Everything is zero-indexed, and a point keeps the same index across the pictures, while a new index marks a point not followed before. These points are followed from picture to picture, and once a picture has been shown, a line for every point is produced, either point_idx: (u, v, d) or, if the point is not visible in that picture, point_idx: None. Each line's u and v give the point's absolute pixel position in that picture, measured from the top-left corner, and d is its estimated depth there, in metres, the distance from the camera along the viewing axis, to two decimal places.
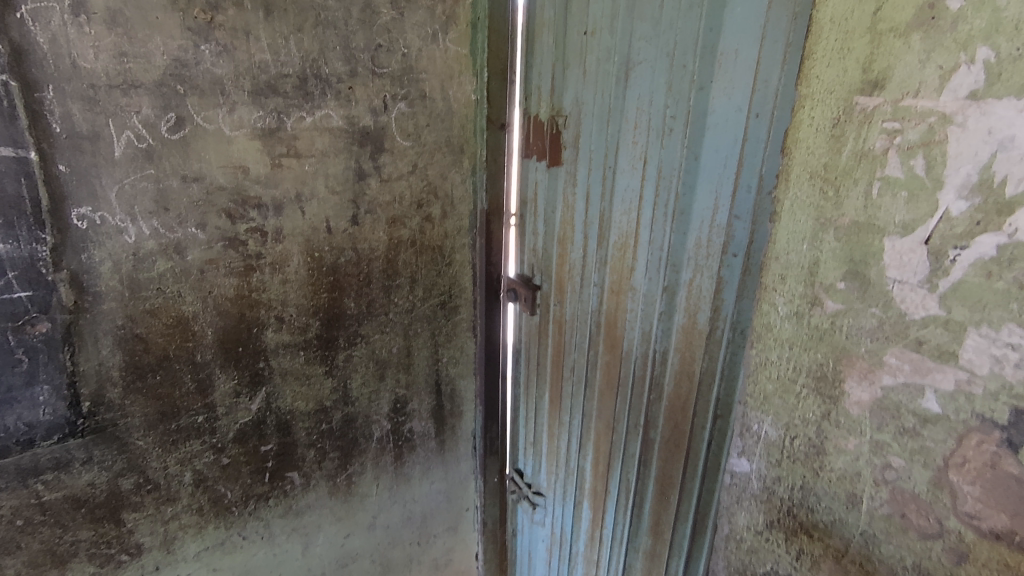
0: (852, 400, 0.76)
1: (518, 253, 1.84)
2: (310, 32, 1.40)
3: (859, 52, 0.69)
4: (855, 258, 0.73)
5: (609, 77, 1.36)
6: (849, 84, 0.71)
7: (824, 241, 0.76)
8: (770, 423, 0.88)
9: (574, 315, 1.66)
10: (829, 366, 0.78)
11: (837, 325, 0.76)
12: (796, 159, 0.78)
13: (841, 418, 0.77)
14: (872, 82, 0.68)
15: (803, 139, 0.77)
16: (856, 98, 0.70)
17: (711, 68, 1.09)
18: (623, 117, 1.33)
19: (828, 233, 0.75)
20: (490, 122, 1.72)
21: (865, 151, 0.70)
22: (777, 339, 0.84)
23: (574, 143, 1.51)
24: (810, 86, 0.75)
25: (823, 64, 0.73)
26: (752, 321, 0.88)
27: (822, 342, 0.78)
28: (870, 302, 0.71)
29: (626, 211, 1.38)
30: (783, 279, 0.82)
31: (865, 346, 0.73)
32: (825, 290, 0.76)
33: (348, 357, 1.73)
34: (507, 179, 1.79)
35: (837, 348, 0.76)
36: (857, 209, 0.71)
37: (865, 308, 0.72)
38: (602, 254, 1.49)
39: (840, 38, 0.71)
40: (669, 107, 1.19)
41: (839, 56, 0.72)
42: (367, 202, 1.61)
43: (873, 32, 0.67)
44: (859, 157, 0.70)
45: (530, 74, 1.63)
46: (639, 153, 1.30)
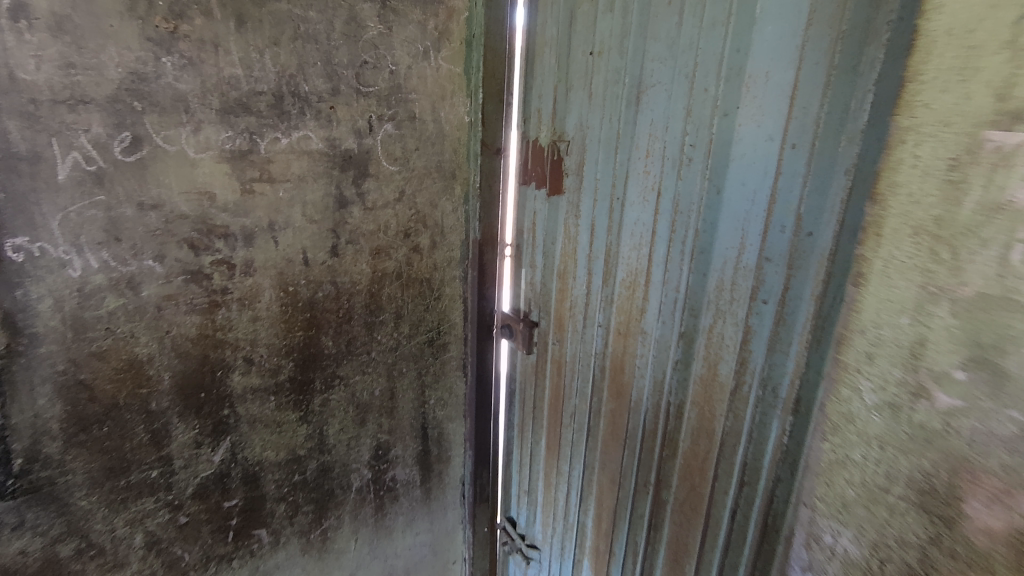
0: (975, 528, 0.55)
1: (513, 286, 1.71)
2: (288, 46, 1.26)
3: (991, 73, 0.51)
4: (982, 341, 0.53)
5: (618, 100, 1.24)
6: (974, 113, 0.53)
7: (933, 314, 0.57)
8: (849, 538, 0.69)
9: (576, 356, 1.52)
10: (938, 480, 0.58)
11: (953, 427, 0.56)
12: (893, 209, 0.61)
13: (955, 549, 0.57)
14: (1012, 113, 0.50)
15: (902, 184, 0.59)
16: (987, 133, 0.52)
17: (738, 92, 0.97)
18: (633, 144, 1.21)
19: (939, 304, 0.57)
20: (485, 146, 1.59)
21: (1000, 204, 0.51)
22: (860, 433, 0.66)
23: (578, 170, 1.39)
24: (914, 116, 0.58)
25: (934, 88, 0.56)
26: (826, 406, 0.71)
27: (929, 446, 0.59)
28: (1008, 404, 0.52)
29: (636, 246, 1.25)
30: (872, 360, 0.65)
31: (998, 460, 0.53)
32: (933, 378, 0.58)
33: (325, 402, 1.57)
34: (501, 206, 1.66)
35: (951, 456, 0.57)
36: (986, 277, 0.53)
37: (996, 409, 0.53)
38: (608, 292, 1.36)
39: (960, 53, 0.54)
40: (688, 134, 1.07)
41: (958, 78, 0.54)
42: (349, 231, 1.46)
43: (1015, 45, 0.49)
44: (990, 213, 0.52)
45: (528, 95, 1.51)
46: (652, 183, 1.17)
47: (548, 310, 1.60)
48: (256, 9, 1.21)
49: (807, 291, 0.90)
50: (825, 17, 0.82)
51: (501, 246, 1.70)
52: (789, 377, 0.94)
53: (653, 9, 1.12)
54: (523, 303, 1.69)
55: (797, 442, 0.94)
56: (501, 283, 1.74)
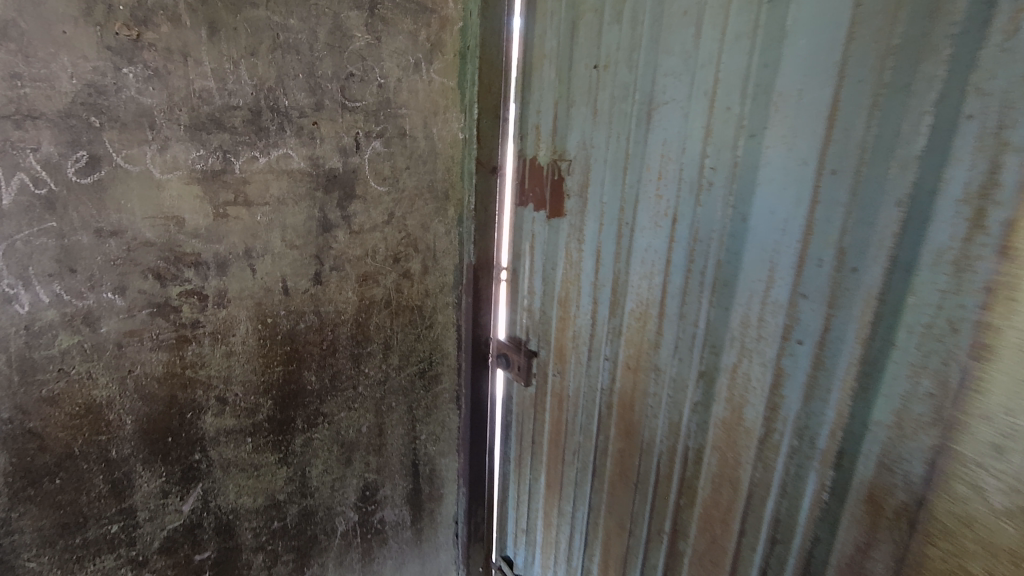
0: None
1: (510, 313, 1.60)
2: (266, 57, 1.15)
3: None
4: None
5: (626, 117, 1.14)
6: None
7: None
8: None
9: (580, 390, 1.42)
10: None
11: None
12: None
13: None
14: None
15: None
16: None
17: (766, 111, 0.88)
18: (644, 165, 1.11)
19: None
20: (480, 165, 1.48)
21: None
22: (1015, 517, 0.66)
23: (581, 192, 1.29)
24: None
25: None
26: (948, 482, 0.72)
27: None
28: None
29: (648, 276, 1.15)
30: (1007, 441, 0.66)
31: None
32: None
33: (307, 442, 1.44)
34: (496, 228, 1.56)
35: None
36: None
37: None
38: (615, 324, 1.26)
39: None
40: (708, 156, 0.98)
41: None
42: (333, 256, 1.35)
43: None
44: None
45: (526, 111, 1.41)
46: (665, 208, 1.08)
47: (548, 339, 1.49)
48: (230, 16, 1.10)
49: (850, 333, 0.80)
50: (871, 30, 0.73)
51: (496, 269, 1.59)
52: (828, 427, 0.85)
53: (666, 20, 1.03)
54: (519, 331, 1.58)
55: (840, 499, 0.86)
56: (496, 310, 1.63)
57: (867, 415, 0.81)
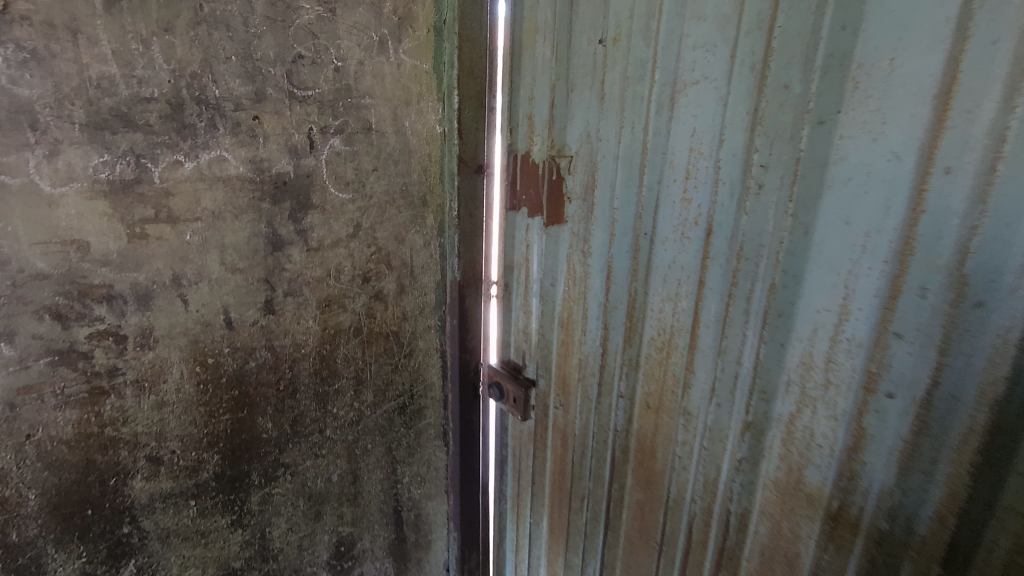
0: None
1: (502, 335, 1.38)
2: (185, 34, 0.91)
3: None
4: None
5: (643, 103, 0.92)
6: None
7: None
8: None
9: (588, 428, 1.19)
10: None
11: None
12: None
13: None
14: None
15: None
16: None
17: (840, 89, 0.66)
18: (668, 162, 0.89)
19: None
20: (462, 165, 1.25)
21: None
22: None
23: (585, 194, 1.07)
24: None
25: None
26: None
27: None
28: None
29: (673, 298, 0.93)
30: None
31: None
32: None
33: (266, 499, 1.21)
34: (484, 237, 1.33)
35: None
36: None
37: None
38: (631, 353, 1.04)
39: None
40: (757, 149, 0.76)
41: None
42: (287, 279, 1.11)
43: None
44: None
45: (515, 98, 1.18)
46: (696, 217, 0.86)
47: (548, 366, 1.27)
48: None
49: (970, 387, 0.59)
50: None
51: (484, 285, 1.37)
52: (932, 509, 0.64)
53: None
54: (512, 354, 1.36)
55: None
56: (486, 332, 1.41)
57: (993, 500, 0.60)
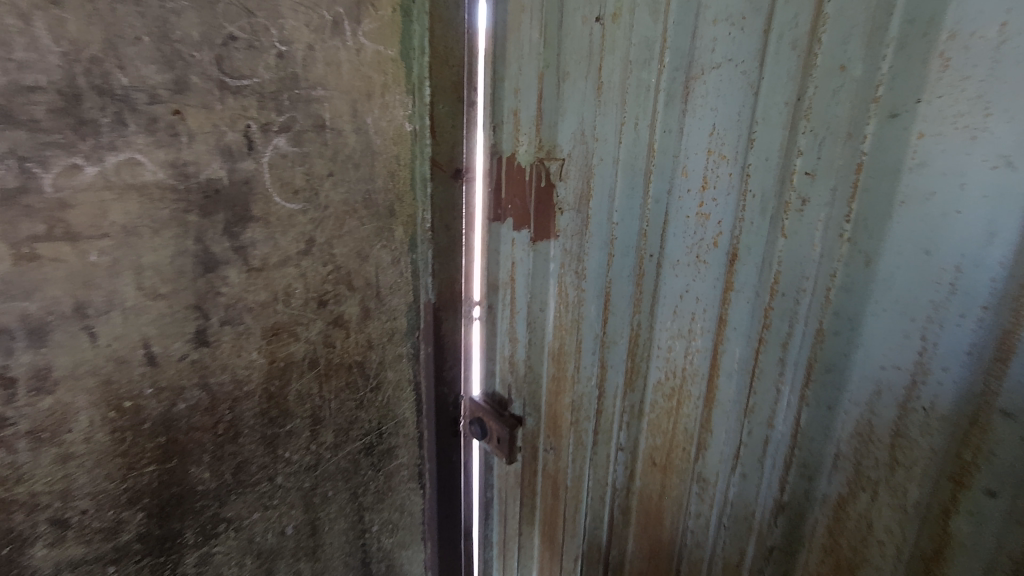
0: None
1: (486, 363, 1.20)
2: (80, 6, 0.71)
3: None
4: None
5: (649, 94, 0.74)
6: None
7: None
8: None
9: (582, 479, 1.02)
10: None
11: None
12: None
13: None
14: None
15: None
16: None
17: (922, 69, 0.48)
18: (680, 167, 0.71)
19: None
20: (433, 171, 1.07)
21: None
22: None
23: (579, 205, 0.89)
24: None
25: None
26: None
27: None
28: None
29: (686, 336, 0.75)
30: None
31: None
32: None
33: (204, 560, 1.03)
34: (463, 253, 1.15)
35: None
36: None
37: None
38: (634, 398, 0.86)
39: None
40: (800, 151, 0.58)
41: None
42: (224, 305, 0.93)
43: None
44: None
45: (499, 89, 1.00)
46: (717, 236, 0.68)
47: (537, 405, 1.10)
48: None
49: None
50: None
51: (464, 307, 1.19)
52: None
53: None
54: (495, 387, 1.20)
55: None
56: (466, 360, 1.24)
57: None
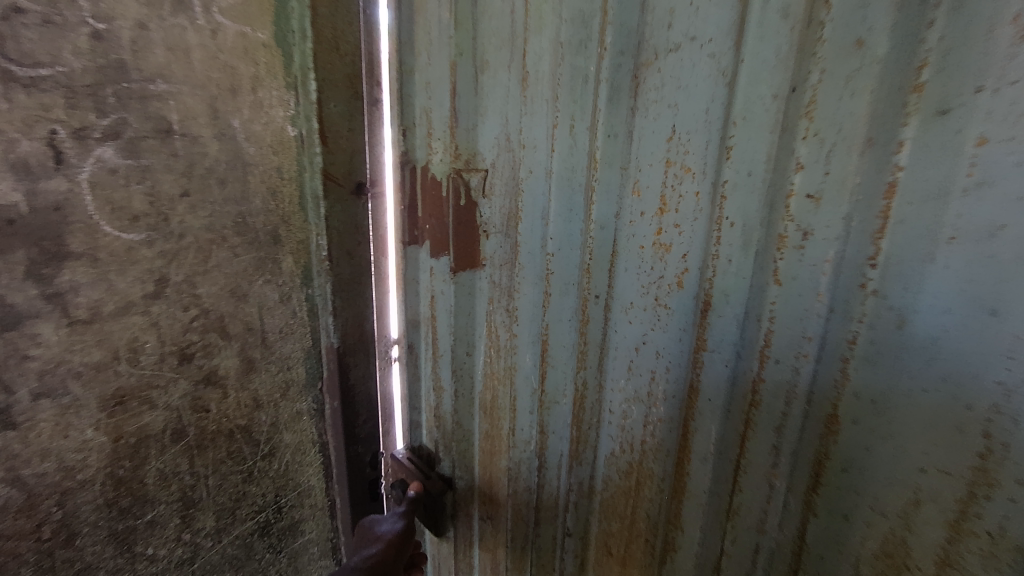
0: None
1: (410, 414, 0.99)
2: None
3: None
4: None
5: (587, 86, 0.56)
6: None
7: None
8: None
9: (523, 552, 0.83)
10: None
11: None
12: None
13: None
14: None
15: None
16: None
17: (984, 45, 0.30)
18: (631, 182, 0.54)
19: None
20: (326, 189, 0.86)
21: None
22: None
23: (506, 228, 0.70)
24: None
25: None
26: None
27: None
28: None
29: (646, 400, 0.58)
30: None
31: None
32: None
33: None
34: (373, 285, 0.96)
35: None
36: None
37: None
38: (583, 473, 0.69)
39: None
40: (799, 163, 0.39)
41: None
42: (37, 374, 0.67)
43: None
44: None
45: (407, 83, 0.79)
46: (682, 275, 0.50)
47: (469, 466, 0.89)
48: None
49: None
50: None
51: (381, 347, 0.99)
52: None
53: None
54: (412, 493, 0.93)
55: None
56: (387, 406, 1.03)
57: None
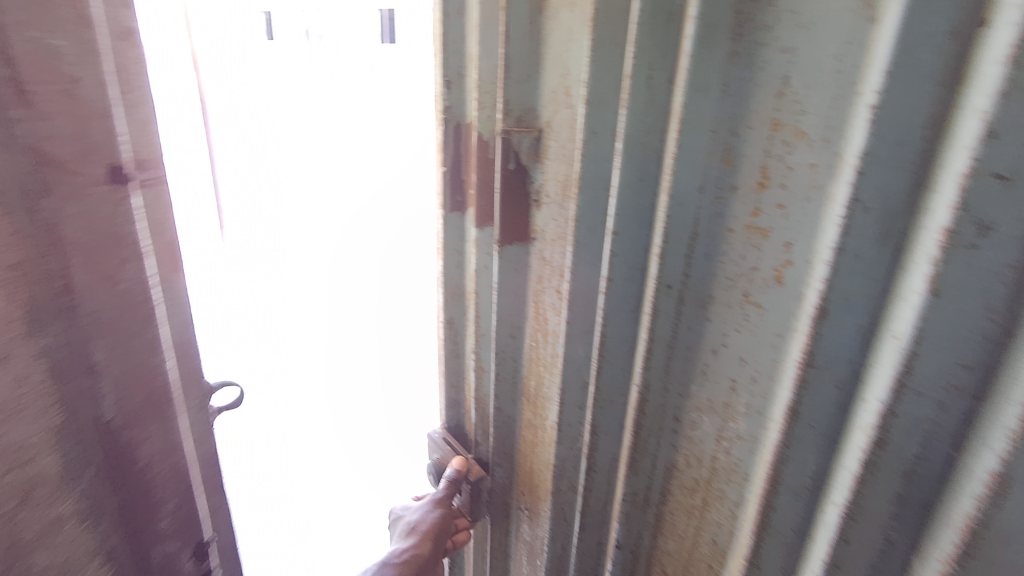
0: None
1: (447, 394, 0.77)
2: None
3: None
4: None
5: (674, 31, 0.38)
6: None
7: None
8: None
9: (566, 560, 0.62)
10: None
11: None
12: None
13: None
14: None
15: None
16: None
17: None
18: (721, 149, 0.37)
19: None
20: (44, 185, 0.36)
21: None
22: None
23: (567, 199, 0.53)
24: None
25: None
26: None
27: None
28: None
29: (721, 412, 0.42)
30: None
31: None
32: None
33: None
34: (155, 287, 0.45)
35: None
36: None
37: None
38: (637, 483, 0.49)
39: None
40: (983, 125, 0.25)
41: None
42: None
43: None
44: None
45: (454, 24, 0.58)
46: (785, 268, 0.36)
47: (509, 454, 0.69)
48: None
49: None
50: None
51: (189, 403, 0.51)
52: None
53: None
54: (454, 473, 0.71)
55: None
56: (212, 500, 0.56)
57: None
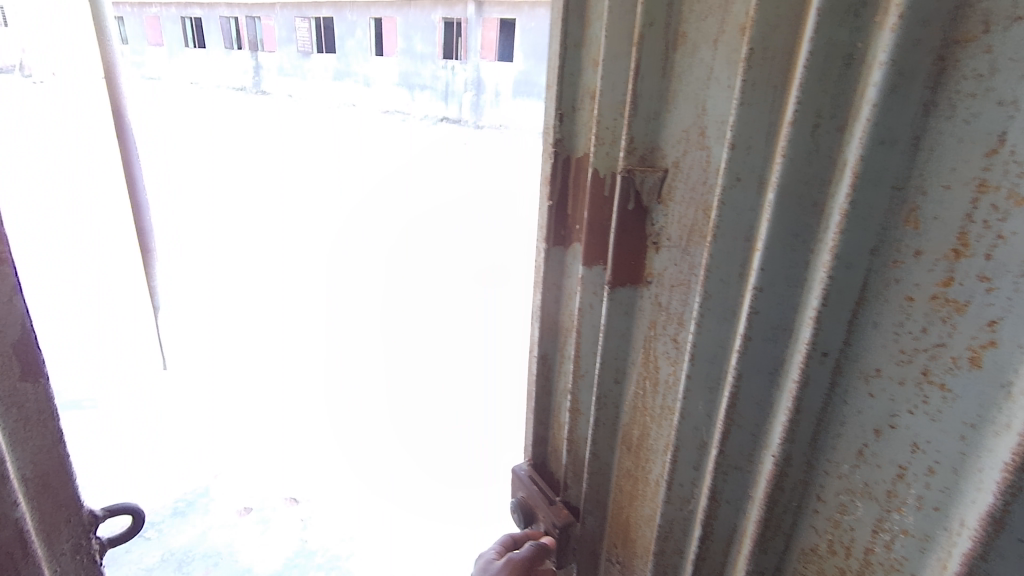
0: None
1: (535, 429, 0.74)
2: None
3: None
4: None
5: (853, 68, 0.34)
6: None
7: None
8: None
9: None
10: None
11: None
12: None
13: None
14: None
15: None
16: None
17: None
18: (903, 211, 0.33)
19: None
20: None
21: None
22: None
23: (690, 244, 0.49)
24: None
25: None
26: None
27: None
28: None
29: (881, 500, 0.38)
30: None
31: None
32: None
33: None
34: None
35: None
36: None
37: None
38: (766, 562, 0.46)
39: None
40: None
41: None
42: None
43: None
44: None
45: (573, 57, 0.56)
46: (984, 351, 0.31)
47: (603, 503, 0.65)
48: None
49: None
50: None
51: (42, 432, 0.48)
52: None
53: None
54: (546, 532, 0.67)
55: None
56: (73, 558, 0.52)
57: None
